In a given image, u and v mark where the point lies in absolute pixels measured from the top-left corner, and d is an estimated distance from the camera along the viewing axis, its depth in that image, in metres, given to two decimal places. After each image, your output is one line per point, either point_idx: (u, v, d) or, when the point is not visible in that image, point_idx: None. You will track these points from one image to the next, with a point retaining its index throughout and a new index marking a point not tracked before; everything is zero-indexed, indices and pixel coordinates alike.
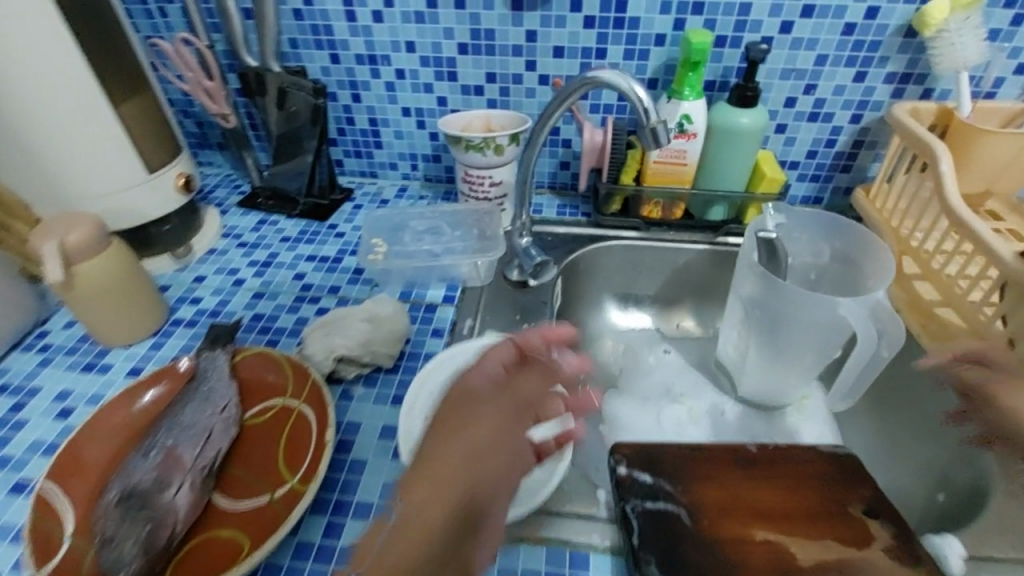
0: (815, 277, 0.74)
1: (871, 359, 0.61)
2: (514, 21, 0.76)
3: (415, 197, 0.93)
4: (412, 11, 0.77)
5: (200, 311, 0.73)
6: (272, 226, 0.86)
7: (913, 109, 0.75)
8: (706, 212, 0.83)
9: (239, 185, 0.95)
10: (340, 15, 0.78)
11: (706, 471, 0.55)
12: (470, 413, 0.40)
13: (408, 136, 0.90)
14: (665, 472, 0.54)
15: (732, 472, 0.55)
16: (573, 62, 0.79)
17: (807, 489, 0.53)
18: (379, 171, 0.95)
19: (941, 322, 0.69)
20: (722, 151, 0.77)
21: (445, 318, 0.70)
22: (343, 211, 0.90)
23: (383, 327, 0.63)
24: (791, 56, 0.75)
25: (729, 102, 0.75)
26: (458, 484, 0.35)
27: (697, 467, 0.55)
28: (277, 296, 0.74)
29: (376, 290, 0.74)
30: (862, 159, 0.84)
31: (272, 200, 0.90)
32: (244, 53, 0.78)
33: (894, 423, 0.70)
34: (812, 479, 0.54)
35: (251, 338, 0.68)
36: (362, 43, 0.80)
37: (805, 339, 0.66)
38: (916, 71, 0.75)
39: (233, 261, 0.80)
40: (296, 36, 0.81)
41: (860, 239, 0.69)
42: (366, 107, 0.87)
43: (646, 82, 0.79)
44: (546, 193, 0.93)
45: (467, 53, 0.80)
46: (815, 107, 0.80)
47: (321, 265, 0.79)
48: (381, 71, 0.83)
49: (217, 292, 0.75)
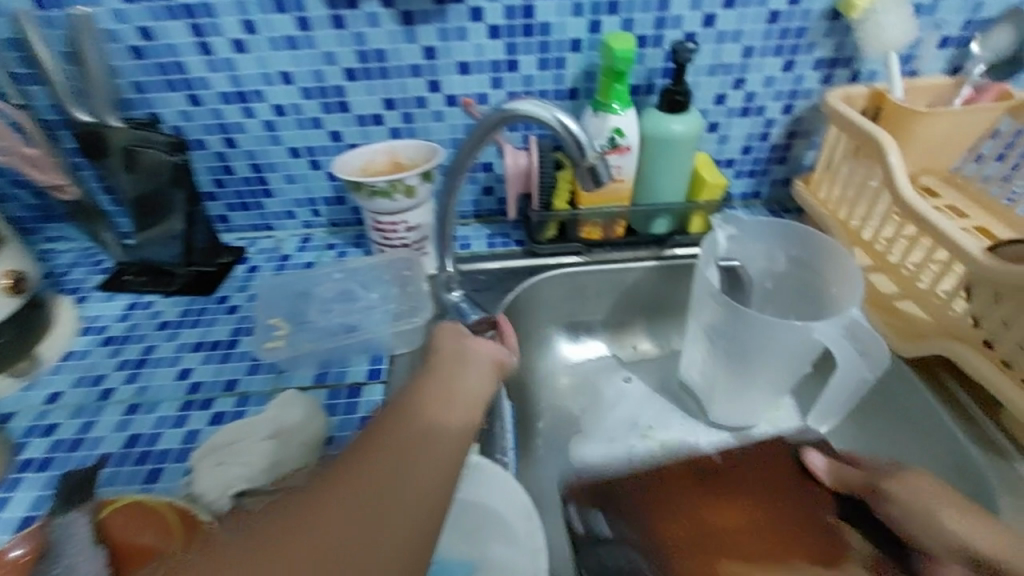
0: (773, 285, 0.69)
1: (856, 382, 0.56)
2: (406, 37, 0.65)
3: (321, 247, 0.80)
4: (282, 37, 0.64)
5: (55, 444, 0.57)
6: (144, 309, 0.72)
7: (845, 95, 0.70)
8: (649, 226, 0.75)
9: (100, 261, 0.79)
10: (192, 49, 0.64)
11: (659, 502, 0.65)
12: (435, 405, 0.42)
13: (302, 179, 0.77)
14: (624, 515, 0.64)
15: (685, 494, 0.65)
16: (482, 78, 0.69)
17: (741, 495, 0.65)
18: (273, 222, 0.81)
19: (906, 319, 0.64)
20: (658, 162, 0.70)
21: (372, 402, 0.58)
22: (236, 277, 0.76)
23: (291, 441, 0.51)
24: (717, 50, 0.69)
25: (660, 108, 0.68)
26: (418, 468, 0.36)
27: (667, 495, 0.65)
28: (157, 407, 0.60)
29: (283, 378, 0.61)
30: (797, 149, 0.79)
31: (143, 276, 0.75)
32: (73, 107, 0.62)
33: (877, 432, 0.66)
34: (744, 485, 0.66)
35: (128, 469, 0.54)
36: (225, 79, 0.67)
37: (775, 361, 0.61)
38: (844, 54, 0.70)
39: (98, 365, 0.65)
40: (140, 79, 0.66)
41: (818, 244, 0.64)
42: (244, 152, 0.73)
43: (566, 92, 0.70)
44: (472, 222, 0.82)
45: (357, 79, 0.68)
46: (747, 102, 0.74)
47: (211, 353, 0.65)
48: (256, 109, 0.69)
49: (77, 413, 0.60)
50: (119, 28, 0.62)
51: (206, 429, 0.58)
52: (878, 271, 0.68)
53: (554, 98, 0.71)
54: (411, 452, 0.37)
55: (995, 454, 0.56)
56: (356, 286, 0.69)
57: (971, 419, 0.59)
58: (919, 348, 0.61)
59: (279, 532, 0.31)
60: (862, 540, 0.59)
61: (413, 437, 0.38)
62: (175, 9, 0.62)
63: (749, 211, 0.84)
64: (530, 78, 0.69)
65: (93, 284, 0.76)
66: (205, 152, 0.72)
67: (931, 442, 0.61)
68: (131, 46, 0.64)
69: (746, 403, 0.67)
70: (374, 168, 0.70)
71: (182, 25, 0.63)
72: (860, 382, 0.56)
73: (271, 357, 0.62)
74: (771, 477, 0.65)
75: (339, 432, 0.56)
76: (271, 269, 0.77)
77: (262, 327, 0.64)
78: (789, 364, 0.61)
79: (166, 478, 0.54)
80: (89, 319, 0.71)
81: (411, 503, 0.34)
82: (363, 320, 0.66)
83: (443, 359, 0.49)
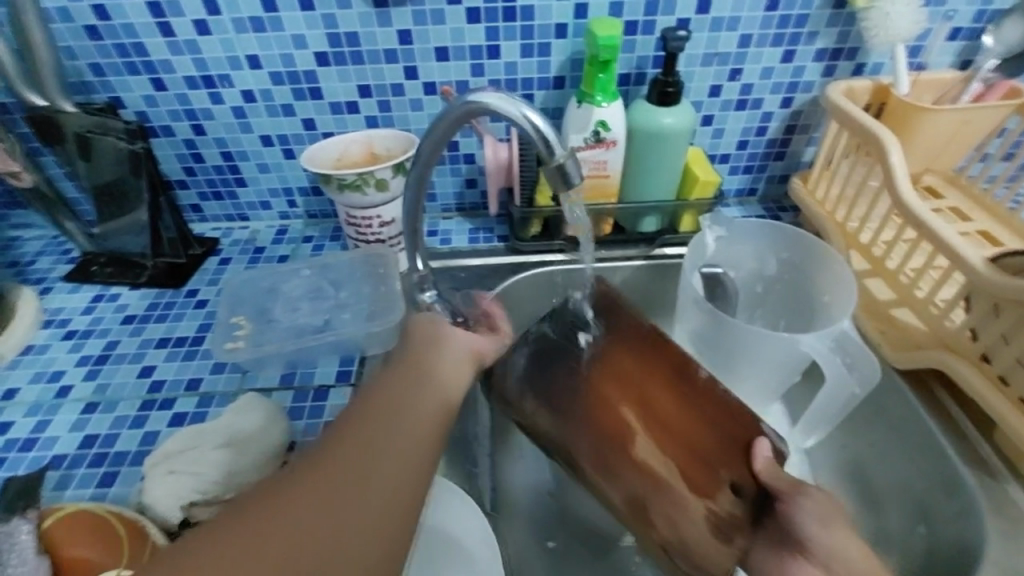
0: (763, 289, 0.66)
1: (844, 396, 0.54)
2: (380, 21, 0.62)
3: (297, 239, 0.76)
4: (247, 18, 0.61)
5: (8, 443, 0.56)
6: (110, 302, 0.69)
7: (847, 88, 0.66)
8: (637, 224, 0.72)
9: (69, 250, 0.76)
10: (152, 30, 0.62)
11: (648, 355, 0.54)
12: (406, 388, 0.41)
13: (276, 168, 0.73)
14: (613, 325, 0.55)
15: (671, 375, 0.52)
16: (462, 65, 0.65)
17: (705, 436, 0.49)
18: (248, 212, 0.78)
19: (901, 330, 0.61)
20: (647, 157, 0.66)
21: (338, 407, 0.56)
22: (207, 269, 0.73)
23: (246, 448, 0.49)
24: (712, 38, 0.65)
25: (648, 100, 0.64)
26: (398, 444, 0.36)
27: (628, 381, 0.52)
28: (115, 406, 0.58)
29: (248, 379, 0.59)
30: (796, 144, 0.75)
31: (111, 267, 0.72)
32: (24, 89, 0.59)
33: (867, 447, 0.62)
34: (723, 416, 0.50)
35: (82, 471, 0.53)
36: (189, 62, 0.64)
37: (761, 372, 0.58)
38: (848, 45, 0.66)
39: (58, 360, 0.63)
40: (99, 60, 0.64)
41: (810, 248, 0.61)
42: (214, 140, 0.71)
43: (551, 81, 0.67)
44: (455, 216, 0.78)
45: (329, 64, 0.64)
46: (743, 94, 0.69)
47: (175, 350, 0.63)
48: (223, 95, 0.67)
49: (32, 411, 0.58)
50: (73, 7, 0.60)
51: (164, 431, 0.56)
52: (875, 276, 0.64)
53: (539, 87, 0.67)
54: (389, 429, 0.37)
55: (983, 473, 0.53)
56: (326, 284, 0.67)
57: (962, 434, 0.56)
58: (912, 359, 0.58)
59: (266, 514, 0.30)
60: (734, 505, 0.46)
61: (392, 415, 0.38)
62: None
63: (743, 208, 0.80)
64: (513, 66, 0.65)
65: (59, 274, 0.73)
66: (171, 138, 0.70)
67: (922, 460, 0.57)
68: (87, 25, 0.62)
69: None
70: (350, 160, 0.66)
71: (141, 5, 0.60)
72: (848, 398, 0.53)
73: (232, 359, 0.59)
74: (731, 429, 0.49)
75: (302, 437, 0.54)
76: (244, 262, 0.73)
77: (224, 325, 0.62)
78: (776, 375, 0.58)
79: (119, 483, 0.52)
80: (51, 312, 0.69)
81: (395, 479, 0.34)
82: (333, 319, 0.63)
83: (419, 341, 0.47)
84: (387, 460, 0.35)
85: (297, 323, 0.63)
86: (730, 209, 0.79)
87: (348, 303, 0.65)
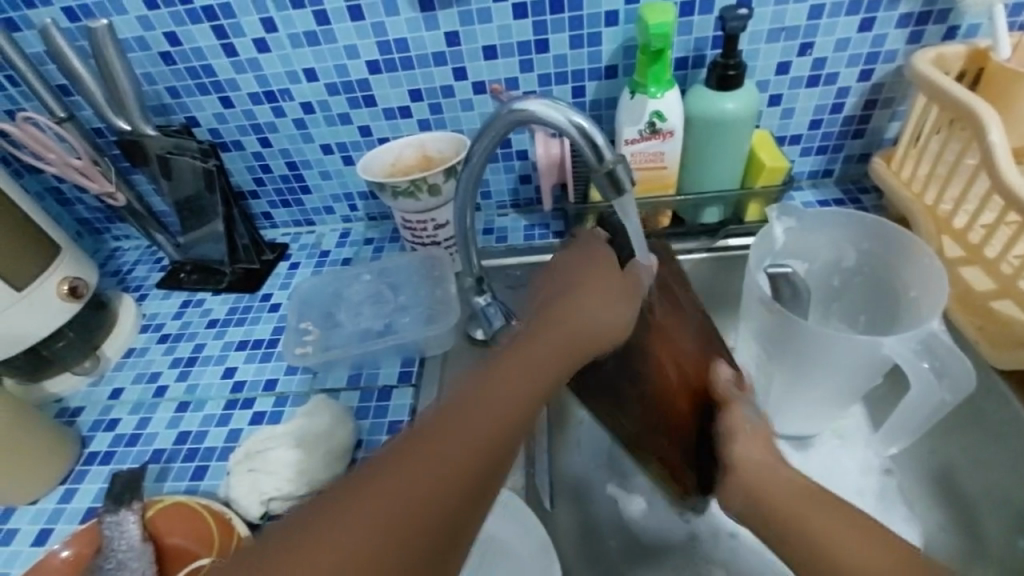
0: (839, 283, 0.61)
1: (930, 401, 0.49)
2: (427, 24, 0.62)
3: (359, 242, 0.79)
4: (302, 33, 0.63)
5: (118, 438, 0.63)
6: (196, 307, 0.76)
7: (937, 55, 0.60)
8: (697, 216, 0.69)
9: (160, 258, 0.84)
10: (218, 52, 0.66)
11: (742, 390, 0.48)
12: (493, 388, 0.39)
13: (337, 174, 0.76)
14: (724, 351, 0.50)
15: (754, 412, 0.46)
16: (510, 62, 0.64)
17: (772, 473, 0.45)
18: (314, 217, 0.81)
19: (1002, 324, 0.55)
20: (707, 145, 0.63)
21: (401, 407, 0.58)
22: (279, 274, 0.77)
23: (318, 449, 0.53)
24: (779, 12, 0.60)
25: (707, 85, 0.60)
26: (456, 451, 0.34)
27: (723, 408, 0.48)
28: (204, 405, 0.64)
29: (319, 380, 0.62)
30: (878, 120, 0.68)
31: (196, 274, 0.78)
32: (112, 115, 0.65)
33: (962, 451, 0.57)
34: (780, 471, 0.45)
35: (178, 465, 0.59)
36: (252, 79, 0.68)
37: (836, 374, 0.55)
38: (937, 6, 0.59)
39: (154, 362, 0.70)
40: (174, 83, 0.69)
41: (893, 238, 0.56)
42: (279, 151, 0.74)
43: (603, 71, 0.64)
44: (510, 213, 0.78)
45: (381, 71, 0.66)
46: (815, 69, 0.64)
47: (254, 352, 0.68)
48: (284, 108, 0.70)
49: (136, 409, 0.66)
50: (149, 36, 0.65)
51: (246, 429, 0.60)
52: (971, 265, 0.57)
53: (590, 78, 0.65)
54: (450, 432, 0.35)
55: None
56: (385, 288, 0.69)
57: None
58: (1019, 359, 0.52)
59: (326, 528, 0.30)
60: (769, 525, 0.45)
61: (475, 404, 0.37)
62: (198, 14, 0.63)
63: (817, 191, 0.74)
64: (563, 59, 0.64)
65: (154, 281, 0.81)
66: (241, 152, 0.75)
67: None
68: (161, 52, 0.66)
69: (797, 416, 0.60)
70: (404, 164, 0.67)
71: (206, 28, 0.64)
72: (936, 404, 0.49)
73: (301, 363, 0.63)
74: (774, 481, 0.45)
75: (369, 436, 0.56)
76: (311, 266, 0.77)
77: (294, 331, 0.66)
78: (852, 376, 0.55)
79: (210, 475, 0.58)
80: (148, 317, 0.76)
81: (441, 489, 0.33)
82: (393, 322, 0.65)
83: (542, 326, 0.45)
84: (462, 450, 0.35)
85: (360, 327, 0.65)
86: (803, 193, 0.74)
87: (408, 306, 0.67)
